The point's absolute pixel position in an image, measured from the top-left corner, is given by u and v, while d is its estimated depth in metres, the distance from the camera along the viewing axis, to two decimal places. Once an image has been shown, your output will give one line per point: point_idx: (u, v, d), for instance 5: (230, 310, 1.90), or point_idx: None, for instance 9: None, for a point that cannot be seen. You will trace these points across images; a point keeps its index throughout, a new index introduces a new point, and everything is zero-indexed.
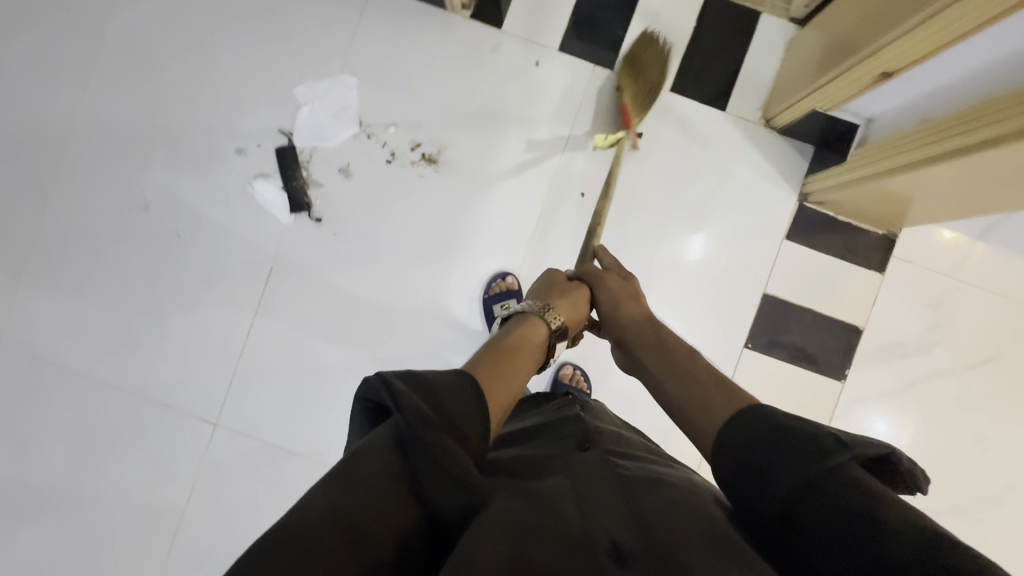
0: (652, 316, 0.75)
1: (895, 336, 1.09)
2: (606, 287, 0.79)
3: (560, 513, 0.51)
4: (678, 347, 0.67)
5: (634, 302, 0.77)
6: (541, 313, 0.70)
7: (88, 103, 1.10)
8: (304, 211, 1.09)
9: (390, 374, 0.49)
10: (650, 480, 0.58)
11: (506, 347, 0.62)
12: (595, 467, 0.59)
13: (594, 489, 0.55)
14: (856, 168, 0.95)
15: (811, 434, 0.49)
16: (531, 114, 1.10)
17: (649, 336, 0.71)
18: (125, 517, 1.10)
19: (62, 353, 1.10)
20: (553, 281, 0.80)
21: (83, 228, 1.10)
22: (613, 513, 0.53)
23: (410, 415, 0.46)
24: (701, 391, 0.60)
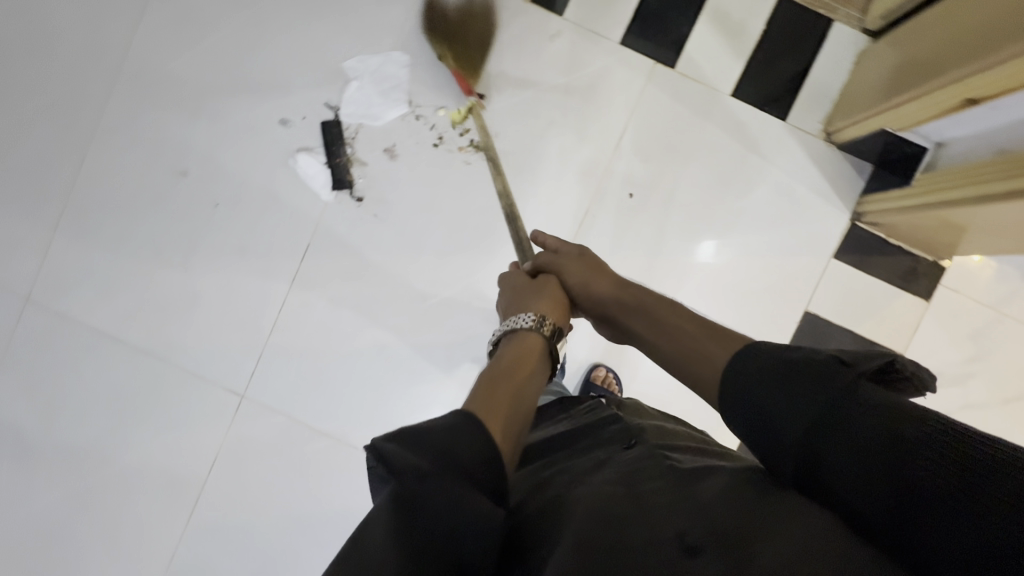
0: (623, 283, 0.70)
1: (934, 365, 1.08)
2: (568, 274, 0.73)
3: (613, 505, 0.49)
4: (663, 307, 0.66)
5: (600, 277, 0.72)
6: (532, 326, 0.64)
7: (130, 60, 1.06)
8: (345, 189, 1.07)
9: (380, 438, 0.44)
10: (705, 470, 0.54)
11: (501, 367, 0.57)
12: (644, 461, 0.56)
13: (647, 481, 0.53)
14: (917, 194, 0.92)
15: (804, 363, 0.50)
16: (585, 107, 1.06)
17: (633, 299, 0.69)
18: (146, 483, 1.10)
19: (92, 314, 1.09)
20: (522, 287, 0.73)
21: (118, 188, 1.08)
22: (670, 502, 0.49)
23: (407, 472, 0.42)
24: (693, 348, 0.60)
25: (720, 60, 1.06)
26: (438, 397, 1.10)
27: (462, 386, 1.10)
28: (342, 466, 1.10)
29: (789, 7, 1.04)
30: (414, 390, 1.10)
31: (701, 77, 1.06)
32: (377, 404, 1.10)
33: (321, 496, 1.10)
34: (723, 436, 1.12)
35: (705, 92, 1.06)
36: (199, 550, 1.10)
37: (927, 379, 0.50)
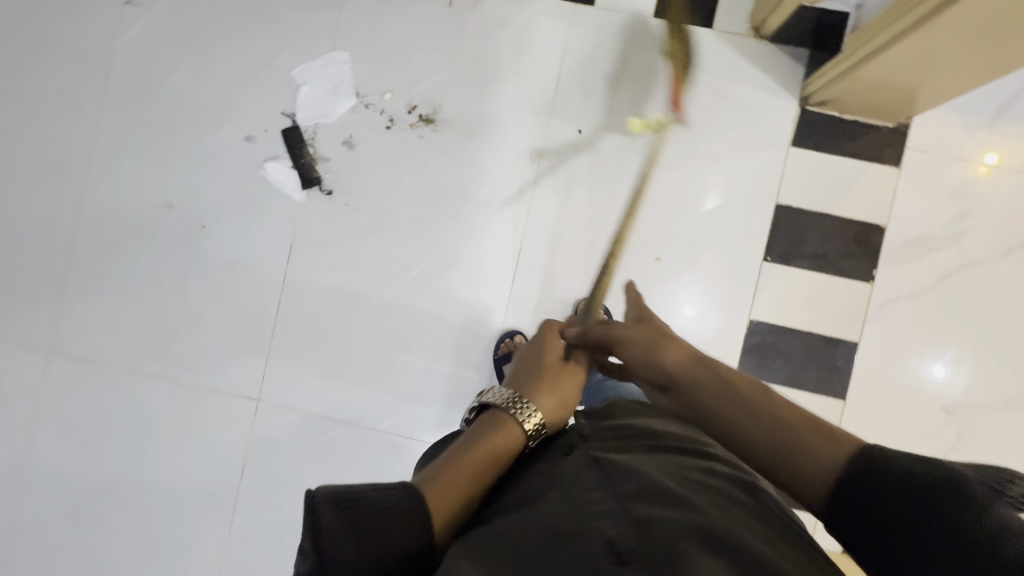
0: (700, 358, 0.66)
1: (921, 230, 1.06)
2: (633, 347, 0.70)
3: (555, 523, 0.51)
4: (753, 391, 0.60)
5: (675, 349, 0.67)
6: (516, 415, 0.63)
7: (106, 117, 1.17)
8: (314, 186, 1.13)
9: (319, 497, 0.48)
10: (635, 480, 0.55)
11: (471, 453, 0.59)
12: (586, 475, 0.58)
13: (586, 493, 0.55)
14: (847, 57, 0.95)
15: (941, 471, 0.44)
16: (520, 60, 1.11)
17: (713, 380, 0.63)
18: (185, 500, 1.16)
19: (109, 352, 1.17)
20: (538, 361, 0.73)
21: (114, 233, 1.17)
22: (604, 515, 0.52)
23: (332, 549, 0.45)
24: (796, 448, 0.53)
25: None
26: (438, 363, 1.13)
27: (458, 348, 1.13)
28: (361, 448, 1.14)
29: None
30: (414, 361, 1.13)
31: (623, 7, 1.11)
32: (382, 382, 1.14)
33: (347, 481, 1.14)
34: (728, 345, 1.09)
35: (629, 20, 1.10)
36: (244, 554, 1.15)
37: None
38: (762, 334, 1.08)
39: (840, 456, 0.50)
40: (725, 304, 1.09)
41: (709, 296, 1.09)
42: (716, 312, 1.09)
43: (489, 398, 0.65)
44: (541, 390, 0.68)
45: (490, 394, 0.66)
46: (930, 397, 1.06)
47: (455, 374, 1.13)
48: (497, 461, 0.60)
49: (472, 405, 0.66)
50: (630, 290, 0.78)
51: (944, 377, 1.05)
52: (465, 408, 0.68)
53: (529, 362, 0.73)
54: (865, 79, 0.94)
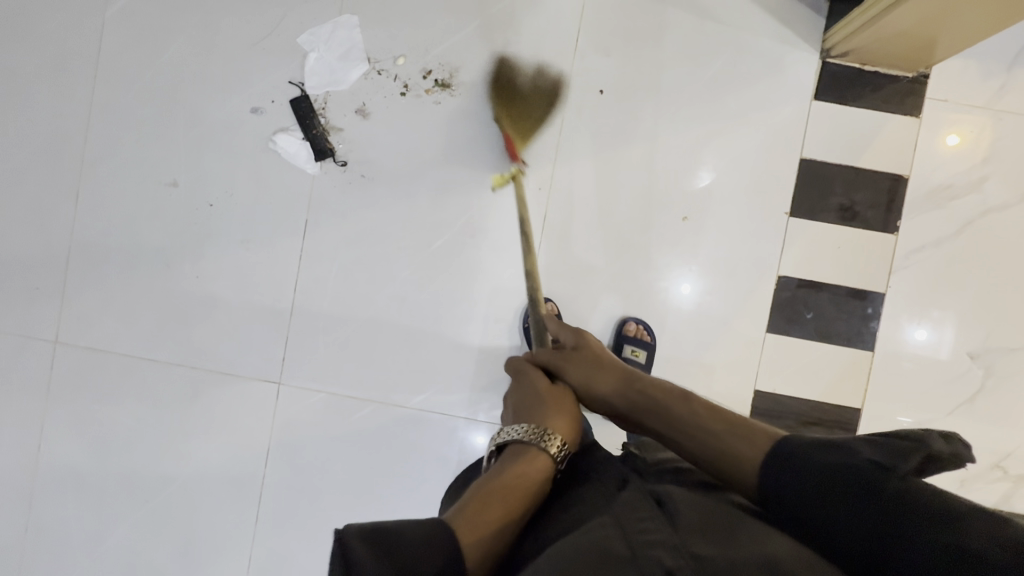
0: (627, 378, 0.78)
1: (943, 179, 1.07)
2: (572, 373, 0.82)
3: (610, 546, 0.50)
4: (672, 402, 0.73)
5: (606, 372, 0.80)
6: (541, 445, 0.69)
7: (99, 94, 1.10)
8: (329, 158, 1.09)
9: (349, 532, 0.50)
10: (693, 516, 0.54)
11: (500, 484, 0.63)
12: (641, 506, 0.56)
13: (639, 521, 0.54)
14: (870, 6, 0.94)
15: (855, 468, 0.55)
16: (535, 20, 1.08)
17: (644, 401, 0.75)
18: (208, 490, 1.12)
19: (117, 343, 1.11)
20: (534, 389, 0.80)
21: (116, 217, 1.11)
22: (659, 543, 0.50)
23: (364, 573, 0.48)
24: (726, 452, 0.65)
25: None
26: (467, 335, 1.10)
27: (487, 319, 1.10)
28: (391, 427, 1.11)
29: None
30: (442, 334, 1.10)
31: None
32: (409, 358, 1.11)
33: (378, 461, 1.11)
34: (757, 303, 1.09)
35: None
36: (275, 542, 1.12)
37: (956, 450, 0.60)
38: (791, 289, 1.09)
39: (761, 457, 0.62)
40: (754, 262, 1.09)
41: (737, 254, 1.09)
42: (744, 270, 1.09)
43: (506, 438, 0.71)
44: (551, 415, 0.74)
45: (505, 433, 0.72)
46: (954, 343, 1.07)
47: (484, 346, 1.11)
48: (526, 487, 0.65)
49: (492, 449, 0.72)
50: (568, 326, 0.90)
51: (926, 340, 1.08)
52: (489, 452, 0.73)
53: (530, 391, 0.80)
54: (883, 31, 0.95)
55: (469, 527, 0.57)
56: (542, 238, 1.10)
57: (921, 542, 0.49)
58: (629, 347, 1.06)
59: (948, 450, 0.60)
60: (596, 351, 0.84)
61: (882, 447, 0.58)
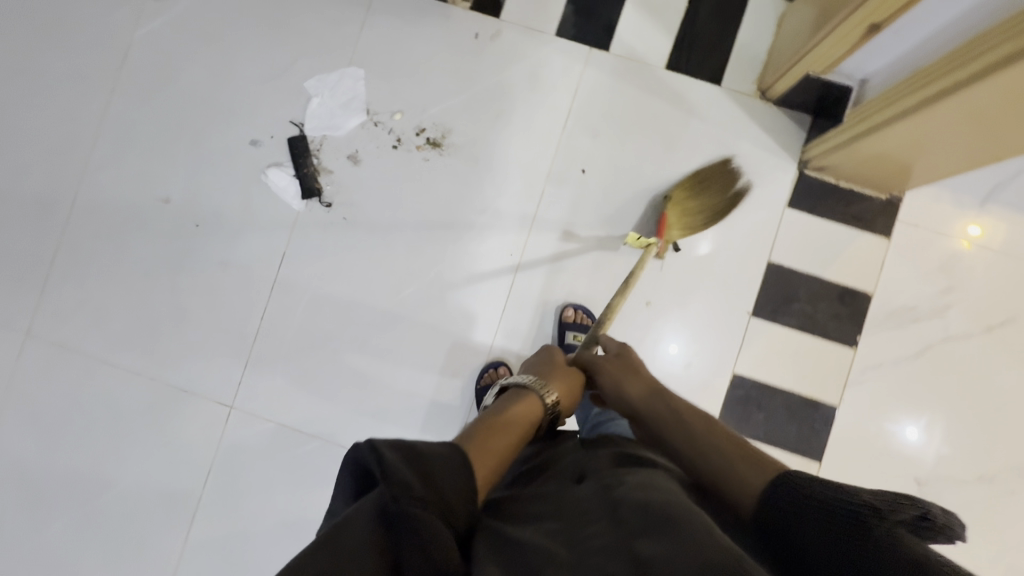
0: (655, 390, 0.73)
1: (906, 301, 1.08)
2: (603, 368, 0.77)
3: (554, 551, 0.49)
4: (694, 417, 0.68)
5: (636, 378, 0.75)
6: (540, 392, 0.70)
7: (113, 107, 1.17)
8: (315, 197, 1.13)
9: (379, 441, 0.49)
10: (649, 504, 0.51)
11: (500, 418, 0.64)
12: (591, 504, 0.55)
13: (588, 524, 0.52)
14: (850, 128, 0.96)
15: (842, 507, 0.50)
16: (531, 95, 1.13)
17: (663, 412, 0.70)
18: (144, 502, 1.13)
19: (86, 342, 1.15)
20: (551, 359, 0.79)
21: (107, 223, 1.16)
22: (603, 545, 0.48)
23: (397, 481, 0.46)
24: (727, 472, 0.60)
25: (653, 39, 1.12)
26: (421, 385, 1.12)
27: (442, 372, 1.12)
28: (332, 465, 1.12)
29: None
30: (397, 381, 1.12)
31: (636, 54, 1.13)
32: (362, 400, 1.12)
33: (314, 497, 1.12)
34: (710, 395, 1.10)
35: (641, 68, 1.12)
36: (200, 564, 1.12)
37: (955, 526, 0.49)
38: (745, 387, 1.09)
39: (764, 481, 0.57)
40: (711, 355, 1.10)
41: (696, 345, 1.10)
42: (701, 361, 1.10)
43: (511, 381, 0.72)
44: (554, 375, 0.75)
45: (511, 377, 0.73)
46: (903, 467, 1.06)
47: (436, 399, 1.12)
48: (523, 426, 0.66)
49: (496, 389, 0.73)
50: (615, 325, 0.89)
51: (916, 441, 1.07)
52: (493, 391, 0.74)
53: (546, 360, 0.79)
54: (866, 152, 0.96)
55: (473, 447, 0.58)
56: (508, 302, 1.12)
57: None
58: (570, 333, 1.07)
59: (950, 525, 0.49)
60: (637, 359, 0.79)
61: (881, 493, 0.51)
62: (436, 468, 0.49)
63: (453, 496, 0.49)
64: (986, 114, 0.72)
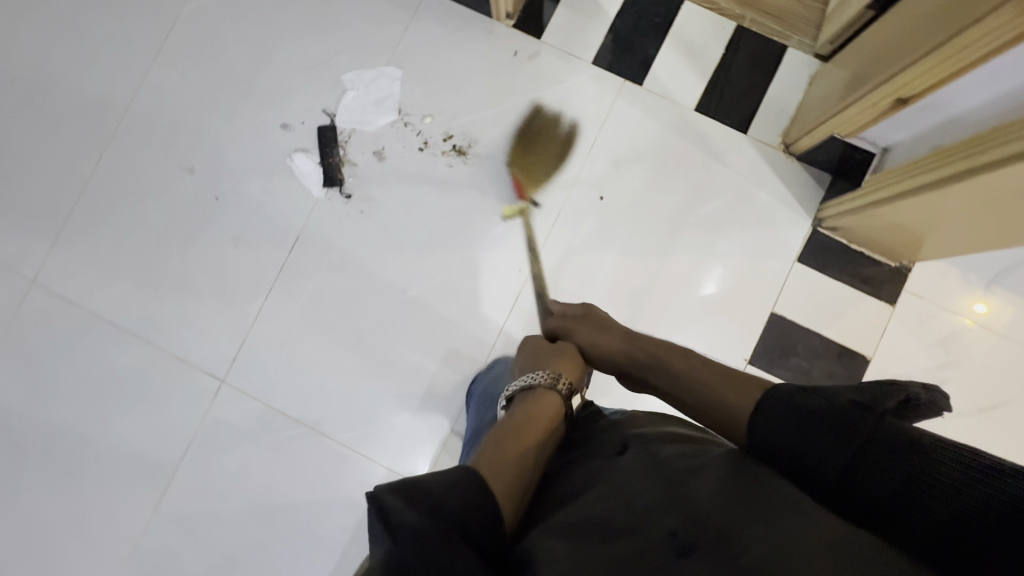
0: (630, 336, 0.81)
1: (903, 370, 1.09)
2: (581, 333, 0.84)
3: (611, 514, 0.52)
4: (671, 354, 0.76)
5: (611, 333, 0.82)
6: (552, 385, 0.71)
7: (153, 72, 1.19)
8: (335, 187, 1.15)
9: (381, 488, 0.46)
10: (692, 477, 0.55)
11: (519, 419, 0.64)
12: (637, 469, 0.58)
13: (637, 487, 0.55)
14: (866, 194, 0.98)
15: (834, 412, 0.53)
16: (561, 117, 1.15)
17: (642, 355, 0.78)
18: (122, 464, 1.12)
19: (89, 298, 1.15)
20: (542, 347, 0.82)
21: (129, 184, 1.17)
22: (659, 506, 0.52)
23: (403, 526, 0.43)
24: (722, 397, 0.65)
25: (685, 81, 1.15)
26: (412, 387, 1.12)
27: (435, 377, 1.12)
28: (312, 454, 1.11)
29: (746, 30, 1.15)
30: (389, 379, 1.12)
31: (668, 93, 1.15)
32: (352, 393, 1.12)
33: (290, 484, 1.11)
34: None
35: (671, 107, 1.15)
36: (166, 535, 1.11)
37: (941, 400, 0.56)
38: None
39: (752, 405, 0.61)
40: None
41: None
42: None
43: (522, 382, 0.72)
44: (556, 363, 0.78)
45: (519, 379, 0.73)
46: None
47: (425, 402, 1.12)
48: (544, 420, 0.66)
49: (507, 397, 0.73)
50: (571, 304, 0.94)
51: None
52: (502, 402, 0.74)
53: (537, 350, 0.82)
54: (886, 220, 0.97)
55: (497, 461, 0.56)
56: (510, 316, 1.13)
57: (894, 473, 0.49)
58: None
59: (918, 398, 0.55)
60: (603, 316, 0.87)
61: (863, 389, 0.55)
62: (442, 497, 0.47)
63: (466, 519, 0.47)
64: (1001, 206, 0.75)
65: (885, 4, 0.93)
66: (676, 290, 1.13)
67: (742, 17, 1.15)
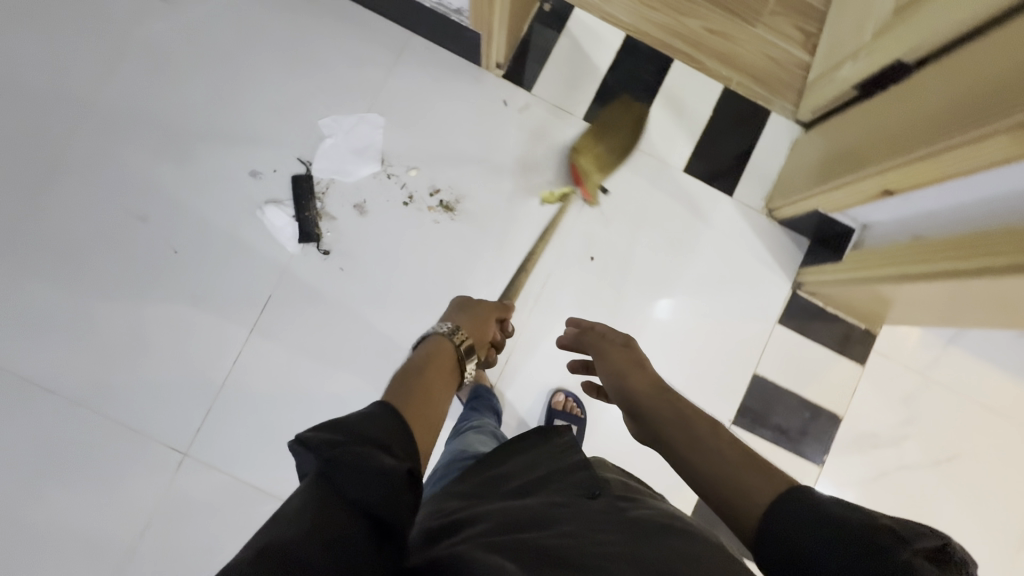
0: (661, 386, 0.68)
1: (870, 427, 1.15)
2: (609, 357, 0.73)
3: (564, 551, 0.50)
4: (698, 420, 0.62)
5: (644, 373, 0.70)
6: (449, 335, 0.69)
7: (96, 106, 1.06)
8: (312, 242, 1.07)
9: (308, 433, 0.45)
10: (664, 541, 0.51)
11: (412, 365, 0.62)
12: (604, 515, 0.55)
13: (599, 533, 0.52)
14: (850, 269, 1.01)
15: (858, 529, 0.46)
16: (551, 173, 1.13)
17: (667, 411, 0.64)
18: (64, 552, 1.00)
19: (23, 364, 1.02)
20: (461, 311, 0.80)
21: (69, 233, 1.04)
22: (615, 551, 0.49)
23: (334, 450, 0.43)
24: (735, 484, 0.55)
25: (675, 141, 1.15)
26: None
27: None
28: None
29: (733, 92, 1.16)
30: None
31: (658, 152, 1.15)
32: None
33: None
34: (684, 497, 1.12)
35: (660, 167, 1.15)
36: None
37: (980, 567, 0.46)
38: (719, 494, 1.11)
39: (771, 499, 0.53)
40: None
41: None
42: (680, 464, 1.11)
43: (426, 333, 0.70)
44: (462, 322, 0.76)
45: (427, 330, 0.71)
46: None
47: None
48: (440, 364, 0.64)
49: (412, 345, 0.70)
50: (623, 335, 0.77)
51: None
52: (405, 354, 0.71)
53: (457, 312, 0.79)
54: (869, 292, 0.99)
55: (402, 396, 0.55)
56: (500, 381, 1.09)
57: None
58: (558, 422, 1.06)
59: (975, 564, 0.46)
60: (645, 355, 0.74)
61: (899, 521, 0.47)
62: (368, 433, 0.45)
63: (396, 444, 0.46)
64: (992, 292, 0.75)
65: (869, 87, 0.97)
66: (664, 350, 1.13)
67: (729, 80, 1.16)
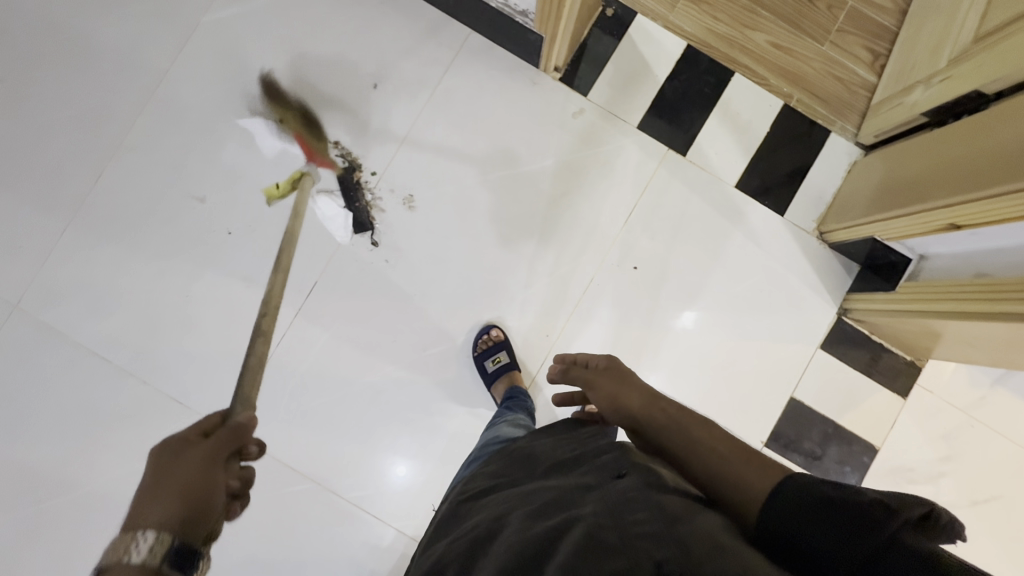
0: (652, 397, 0.69)
1: (907, 460, 1.12)
2: (598, 388, 0.73)
3: (599, 533, 0.47)
4: (693, 424, 0.65)
5: (632, 391, 0.71)
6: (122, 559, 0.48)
7: (161, 85, 1.09)
8: (361, 232, 1.08)
9: None
10: (693, 522, 0.48)
11: None
12: (635, 495, 0.52)
13: (631, 513, 0.49)
14: (900, 299, 0.99)
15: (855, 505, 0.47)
16: (601, 178, 1.12)
17: (664, 419, 0.67)
18: (106, 513, 1.04)
19: (80, 328, 1.06)
20: (164, 469, 0.56)
21: (129, 206, 1.07)
22: (653, 534, 0.46)
23: None
24: (734, 478, 0.57)
25: (729, 156, 1.13)
26: (428, 449, 1.08)
27: (453, 440, 1.08)
28: (317, 512, 1.05)
29: (793, 109, 1.14)
30: (404, 439, 1.08)
31: (710, 166, 1.13)
32: (362, 451, 1.07)
33: (290, 544, 1.05)
34: None
35: (712, 182, 1.13)
36: None
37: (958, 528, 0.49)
38: None
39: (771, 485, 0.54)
40: None
41: None
42: None
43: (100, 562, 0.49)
44: (146, 509, 0.52)
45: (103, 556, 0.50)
46: None
47: (440, 466, 1.07)
48: None
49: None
50: (603, 359, 0.78)
51: None
52: None
53: (153, 479, 0.56)
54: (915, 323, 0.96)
55: None
56: (533, 384, 1.10)
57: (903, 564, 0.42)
58: None
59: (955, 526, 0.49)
60: (626, 370, 0.75)
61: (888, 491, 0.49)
62: None
63: None
64: None
65: (939, 114, 0.94)
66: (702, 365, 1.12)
67: (789, 96, 1.14)
